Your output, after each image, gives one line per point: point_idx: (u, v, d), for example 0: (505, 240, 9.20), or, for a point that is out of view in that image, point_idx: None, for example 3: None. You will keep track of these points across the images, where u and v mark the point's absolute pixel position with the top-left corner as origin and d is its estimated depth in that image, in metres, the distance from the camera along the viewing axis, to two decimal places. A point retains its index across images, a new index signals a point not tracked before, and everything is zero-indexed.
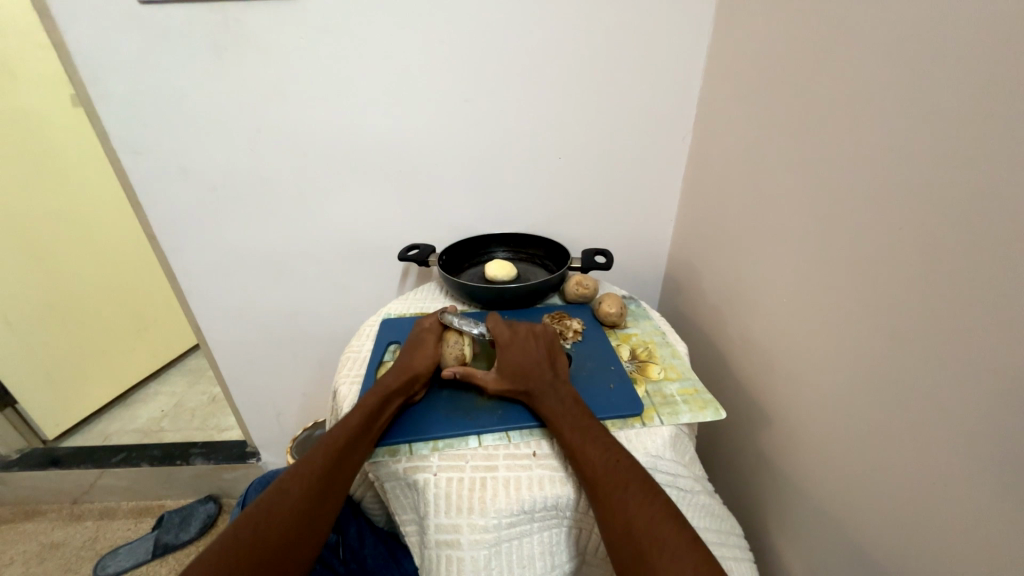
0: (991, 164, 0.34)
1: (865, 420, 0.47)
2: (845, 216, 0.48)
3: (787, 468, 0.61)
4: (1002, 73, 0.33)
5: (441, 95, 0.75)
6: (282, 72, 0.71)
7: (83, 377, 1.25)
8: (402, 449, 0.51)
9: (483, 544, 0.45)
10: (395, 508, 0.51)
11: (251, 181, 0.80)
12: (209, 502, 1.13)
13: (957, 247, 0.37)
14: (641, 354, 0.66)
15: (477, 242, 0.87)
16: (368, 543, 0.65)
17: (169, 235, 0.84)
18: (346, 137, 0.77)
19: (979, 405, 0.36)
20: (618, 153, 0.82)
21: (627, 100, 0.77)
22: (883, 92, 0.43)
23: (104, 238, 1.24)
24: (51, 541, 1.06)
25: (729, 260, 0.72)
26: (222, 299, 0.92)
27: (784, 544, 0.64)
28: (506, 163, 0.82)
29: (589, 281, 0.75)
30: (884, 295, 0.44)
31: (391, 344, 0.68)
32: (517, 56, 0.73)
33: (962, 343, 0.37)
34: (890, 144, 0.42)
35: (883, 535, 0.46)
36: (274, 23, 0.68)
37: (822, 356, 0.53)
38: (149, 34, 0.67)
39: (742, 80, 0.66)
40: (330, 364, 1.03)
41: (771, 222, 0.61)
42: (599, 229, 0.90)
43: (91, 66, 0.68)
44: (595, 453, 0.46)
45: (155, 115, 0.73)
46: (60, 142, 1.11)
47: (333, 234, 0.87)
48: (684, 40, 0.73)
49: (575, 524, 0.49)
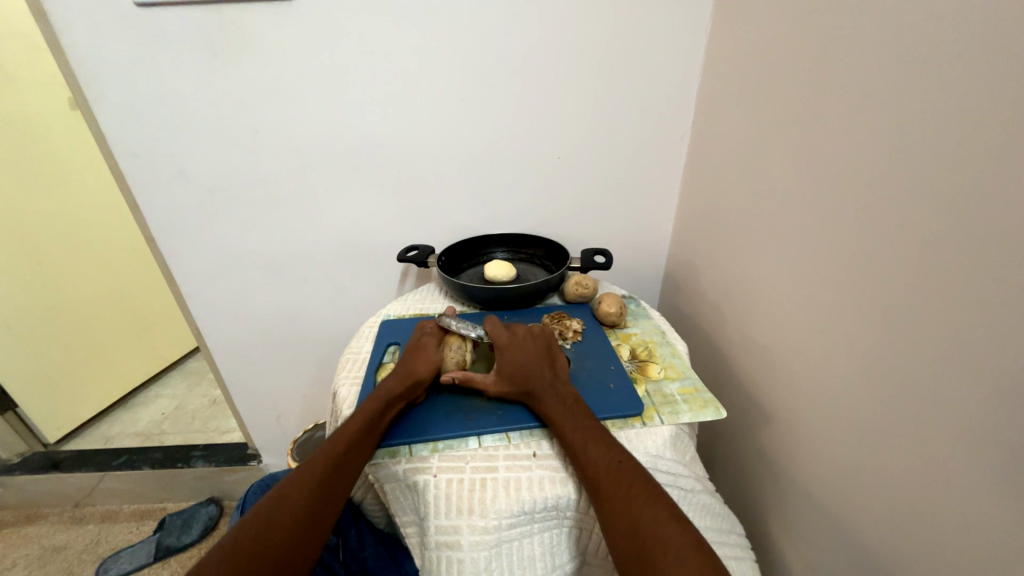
0: (991, 160, 0.34)
1: (866, 418, 0.47)
2: (844, 213, 0.48)
3: (788, 467, 0.61)
4: (1001, 68, 0.33)
5: (439, 96, 0.75)
6: (280, 74, 0.71)
7: (83, 380, 1.26)
8: (402, 451, 0.51)
9: (484, 545, 0.44)
10: (395, 510, 0.51)
11: (249, 183, 0.80)
12: (210, 505, 1.13)
13: (956, 244, 0.37)
14: (641, 354, 0.66)
15: (476, 243, 0.86)
16: (368, 545, 0.65)
17: (167, 238, 0.84)
18: (344, 139, 0.77)
19: (979, 401, 0.36)
20: (617, 152, 0.82)
21: (625, 100, 0.77)
22: (881, 89, 0.43)
23: (104, 241, 1.24)
24: (53, 544, 1.06)
25: (728, 259, 0.71)
26: (222, 302, 0.92)
27: (785, 544, 0.63)
28: (504, 163, 0.82)
29: (588, 281, 0.74)
30: (883, 292, 0.44)
31: (391, 345, 0.68)
32: (514, 56, 0.73)
33: (962, 339, 0.37)
34: (888, 140, 0.42)
35: (885, 533, 0.46)
36: (272, 25, 0.68)
37: (822, 354, 0.53)
38: (146, 38, 0.67)
39: (740, 78, 0.65)
40: (330, 365, 1.03)
41: (770, 220, 0.60)
42: (598, 228, 0.90)
43: (88, 69, 0.68)
44: (596, 453, 0.45)
45: (153, 118, 0.73)
46: (59, 146, 1.11)
47: (331, 236, 0.87)
48: (682, 39, 0.73)
49: (576, 525, 0.49)
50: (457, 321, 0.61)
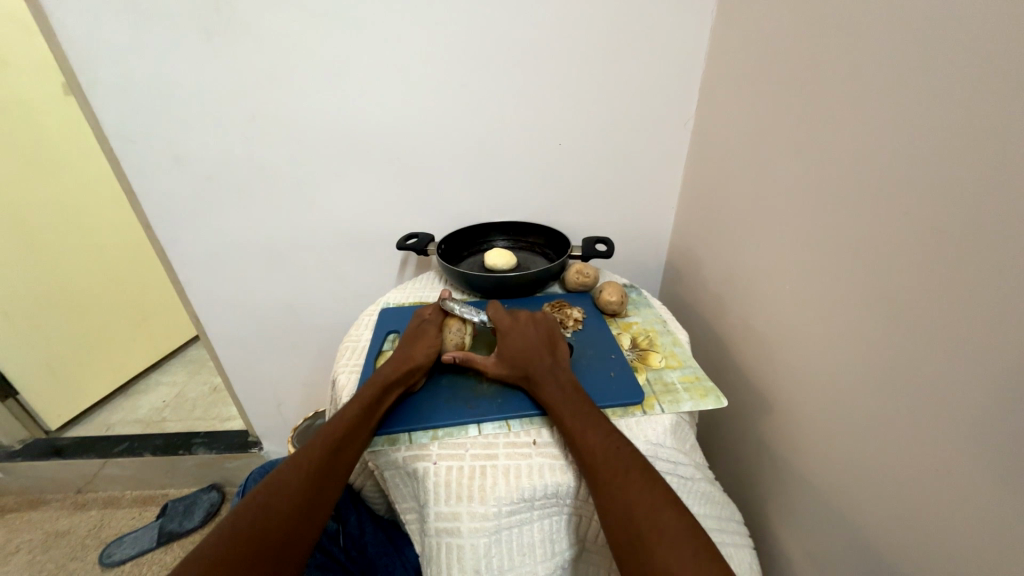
0: (993, 148, 0.33)
1: (866, 409, 0.47)
2: (846, 202, 0.47)
3: (787, 456, 0.61)
4: (1004, 54, 0.32)
5: (439, 82, 0.74)
6: (276, 58, 0.70)
7: (83, 368, 1.26)
8: (401, 438, 0.51)
9: (483, 531, 0.44)
10: (395, 497, 0.51)
11: (246, 170, 0.79)
12: (212, 491, 1.14)
13: (958, 234, 0.36)
14: (642, 343, 0.65)
15: (476, 230, 0.85)
16: (368, 531, 0.65)
17: (165, 225, 0.83)
18: (343, 125, 0.76)
19: (978, 393, 0.36)
20: (618, 139, 0.81)
21: (627, 86, 0.76)
22: (884, 75, 0.42)
23: (101, 229, 1.23)
24: (56, 529, 1.07)
25: (730, 248, 0.71)
26: (221, 290, 0.92)
27: (784, 532, 0.64)
28: (505, 151, 0.81)
29: (589, 269, 0.74)
30: (884, 282, 0.43)
31: (391, 333, 0.68)
32: (516, 41, 0.71)
33: (962, 331, 0.37)
34: (891, 128, 0.41)
35: (883, 522, 0.46)
36: (267, 7, 0.66)
37: (823, 345, 0.53)
38: (137, 19, 0.65)
39: (744, 63, 0.64)
40: (330, 354, 1.03)
41: (772, 210, 0.60)
42: (599, 217, 0.90)
43: (79, 51, 0.67)
44: (595, 440, 0.45)
45: (147, 103, 0.71)
46: (53, 132, 1.09)
47: (331, 223, 0.86)
48: (686, 23, 0.71)
49: (575, 512, 0.49)
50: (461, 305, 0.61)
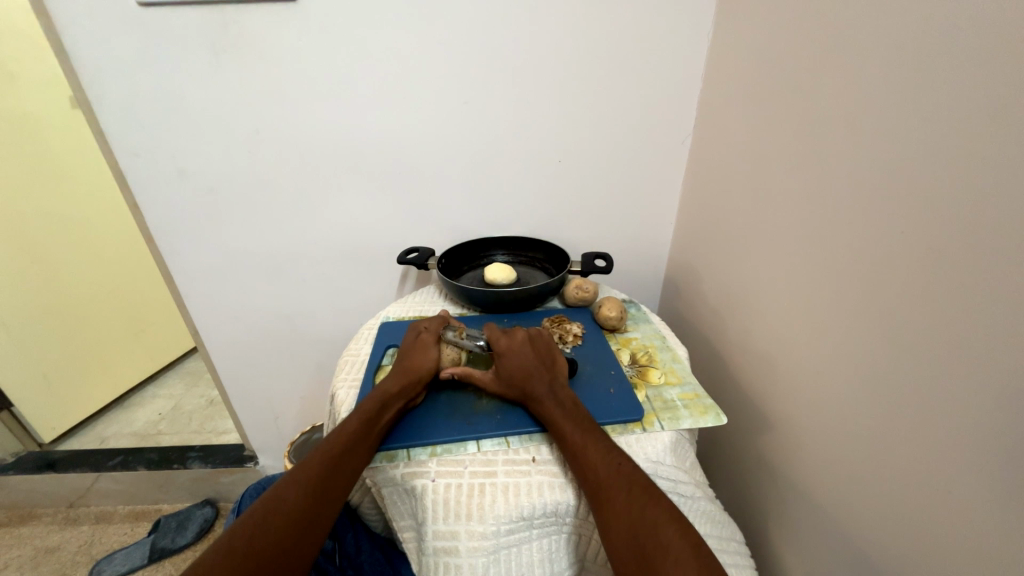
0: (988, 169, 0.34)
1: (863, 428, 0.47)
2: (842, 222, 0.48)
3: (786, 472, 0.61)
4: (1002, 82, 0.33)
5: (440, 98, 0.75)
6: (280, 72, 0.71)
7: (79, 378, 1.25)
8: (400, 455, 0.51)
9: (482, 551, 0.44)
10: (393, 515, 0.51)
11: (249, 182, 0.80)
12: (206, 506, 1.12)
13: (956, 258, 0.37)
14: (641, 358, 0.65)
15: (476, 245, 0.86)
16: (365, 549, 0.63)
17: (167, 238, 0.83)
18: (344, 139, 0.77)
19: (977, 414, 0.36)
20: (619, 155, 0.82)
21: (627, 103, 0.77)
22: (880, 101, 0.43)
23: (101, 238, 1.24)
24: (46, 545, 1.05)
25: (728, 264, 0.71)
26: (221, 302, 0.92)
27: (784, 549, 0.63)
28: (503, 165, 0.82)
29: (589, 284, 0.74)
30: (884, 294, 0.44)
31: (391, 347, 0.68)
32: (514, 57, 0.72)
33: (960, 352, 0.37)
34: (887, 153, 0.42)
35: (883, 542, 0.46)
36: (275, 26, 0.68)
37: (821, 364, 0.53)
38: (146, 35, 0.67)
39: (741, 82, 0.65)
40: (328, 367, 1.03)
41: (770, 227, 0.60)
42: (600, 233, 0.90)
43: (89, 69, 0.68)
44: (597, 456, 0.45)
45: (153, 117, 0.73)
46: (59, 142, 1.11)
47: (332, 236, 0.87)
48: (685, 43, 0.73)
49: (575, 530, 0.48)
50: (456, 330, 0.60)
